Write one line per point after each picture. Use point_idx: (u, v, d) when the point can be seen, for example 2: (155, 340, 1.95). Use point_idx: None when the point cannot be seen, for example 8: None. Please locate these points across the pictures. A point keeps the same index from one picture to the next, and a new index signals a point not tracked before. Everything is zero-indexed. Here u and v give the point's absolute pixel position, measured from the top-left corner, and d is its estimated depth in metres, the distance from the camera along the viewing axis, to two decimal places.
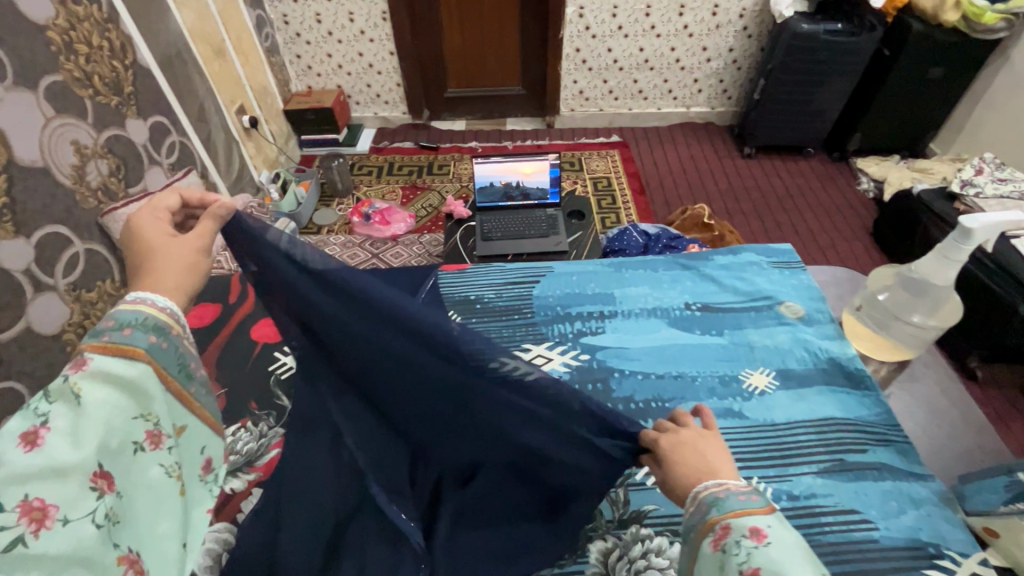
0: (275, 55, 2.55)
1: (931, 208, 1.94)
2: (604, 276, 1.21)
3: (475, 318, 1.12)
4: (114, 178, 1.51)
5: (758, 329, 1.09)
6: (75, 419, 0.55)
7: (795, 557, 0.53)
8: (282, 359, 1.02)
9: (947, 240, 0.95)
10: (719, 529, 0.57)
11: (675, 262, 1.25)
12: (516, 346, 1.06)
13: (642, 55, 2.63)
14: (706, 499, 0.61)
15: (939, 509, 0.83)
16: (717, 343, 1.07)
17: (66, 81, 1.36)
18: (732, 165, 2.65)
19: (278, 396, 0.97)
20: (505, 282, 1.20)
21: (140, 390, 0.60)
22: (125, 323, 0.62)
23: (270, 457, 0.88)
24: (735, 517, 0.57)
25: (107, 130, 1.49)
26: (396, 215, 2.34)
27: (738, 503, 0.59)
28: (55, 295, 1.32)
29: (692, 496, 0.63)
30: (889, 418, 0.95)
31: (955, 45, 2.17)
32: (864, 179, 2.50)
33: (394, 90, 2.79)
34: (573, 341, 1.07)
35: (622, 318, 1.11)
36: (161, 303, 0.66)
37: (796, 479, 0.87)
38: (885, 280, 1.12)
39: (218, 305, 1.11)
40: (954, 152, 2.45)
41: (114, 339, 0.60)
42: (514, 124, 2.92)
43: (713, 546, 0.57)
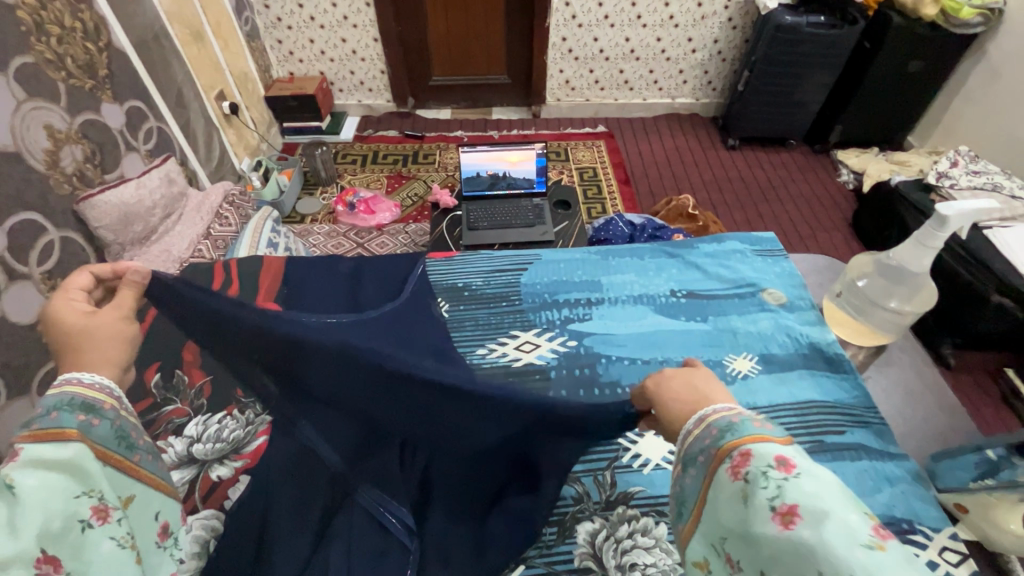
0: (255, 39, 2.49)
1: (908, 198, 1.98)
2: (591, 263, 1.22)
3: (463, 305, 1.12)
4: (89, 164, 1.47)
5: (742, 315, 1.11)
6: (8, 510, 0.49)
7: (830, 488, 0.49)
8: None
9: (922, 228, 0.97)
10: (738, 457, 0.54)
11: (662, 251, 1.26)
12: (504, 333, 1.06)
13: (628, 45, 2.63)
14: (720, 428, 0.59)
15: (912, 487, 0.86)
16: (701, 329, 1.08)
17: (37, 63, 1.31)
18: (716, 156, 2.67)
19: None
20: (493, 270, 1.20)
21: (77, 468, 0.53)
22: (48, 407, 0.56)
23: (258, 444, 0.90)
24: (754, 447, 0.55)
25: (81, 114, 1.45)
26: (381, 204, 2.32)
27: (756, 433, 0.57)
28: (30, 284, 1.29)
29: (699, 421, 0.62)
30: (866, 402, 0.98)
31: (934, 39, 2.21)
32: (844, 171, 2.54)
33: (378, 77, 2.75)
34: (561, 328, 1.07)
35: (609, 305, 1.12)
36: (91, 381, 0.61)
37: None
38: (864, 268, 1.15)
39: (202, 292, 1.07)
40: (931, 144, 2.51)
41: (42, 425, 0.55)
42: (500, 114, 2.90)
43: (732, 474, 0.55)
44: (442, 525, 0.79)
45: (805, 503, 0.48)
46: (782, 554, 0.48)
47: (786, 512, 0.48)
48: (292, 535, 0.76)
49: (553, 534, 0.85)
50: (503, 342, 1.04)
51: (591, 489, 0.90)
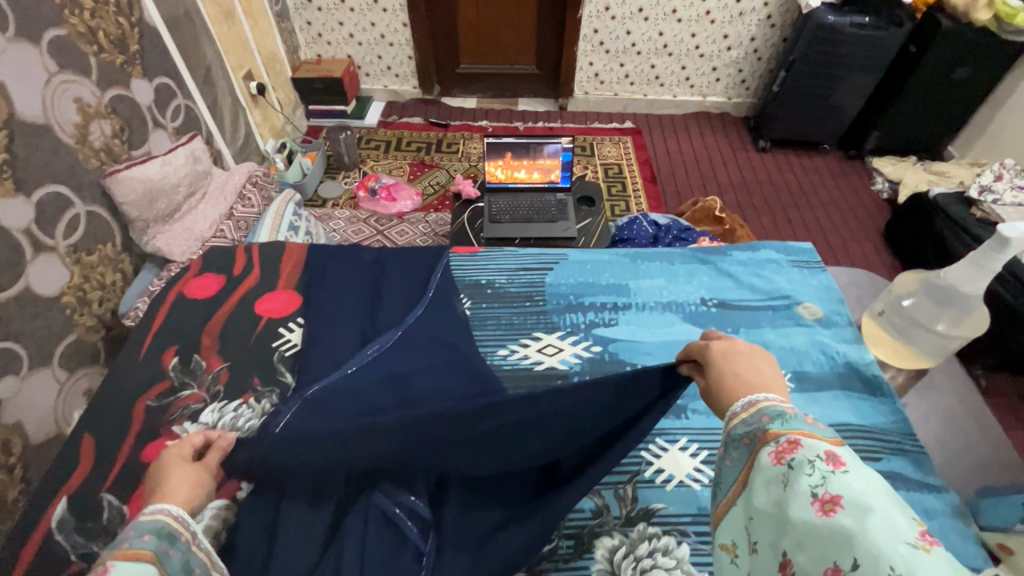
0: (284, 20, 2.48)
1: (947, 211, 1.91)
2: (619, 266, 1.19)
3: (485, 302, 1.09)
4: (117, 139, 1.47)
5: (775, 329, 1.07)
6: None
7: (879, 490, 0.48)
8: (287, 335, 0.97)
9: (982, 248, 0.93)
10: (784, 443, 0.54)
11: (692, 256, 1.22)
12: (527, 334, 1.04)
13: (661, 40, 2.56)
14: (770, 413, 0.58)
15: (953, 524, 0.82)
16: None
17: (70, 36, 1.31)
18: (746, 157, 2.60)
19: (283, 372, 0.92)
20: (515, 269, 1.17)
21: None
22: (142, 529, 0.57)
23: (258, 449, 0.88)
24: (804, 438, 0.54)
25: (111, 89, 1.45)
26: (403, 192, 2.31)
27: (807, 426, 0.56)
28: (55, 256, 1.30)
29: (750, 404, 0.61)
30: (903, 428, 0.94)
31: (984, 45, 2.11)
32: (879, 179, 2.45)
33: (405, 63, 2.72)
34: (585, 332, 1.04)
35: (636, 311, 1.09)
36: (175, 511, 0.61)
37: None
38: (910, 286, 1.10)
39: (222, 276, 1.07)
40: (973, 155, 2.41)
41: (132, 545, 0.55)
42: (526, 105, 2.86)
43: (775, 459, 0.54)
44: (458, 516, 0.79)
45: (850, 494, 0.47)
46: (812, 539, 0.47)
47: (826, 499, 0.48)
48: (307, 535, 0.76)
49: (569, 545, 0.83)
50: (524, 344, 1.01)
51: (612, 504, 0.87)
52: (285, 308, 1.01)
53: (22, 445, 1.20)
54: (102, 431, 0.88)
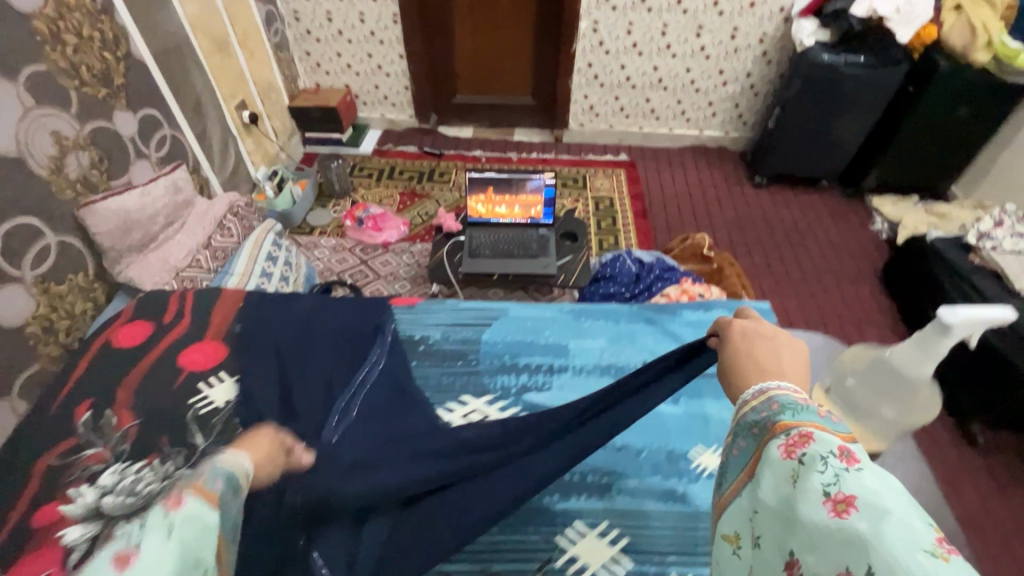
0: (283, 50, 2.53)
1: (944, 257, 1.85)
2: (560, 324, 1.15)
3: (415, 360, 1.07)
4: (95, 170, 1.49)
5: (716, 400, 1.05)
6: (161, 544, 0.47)
7: (896, 492, 0.43)
8: (206, 391, 0.97)
9: (925, 330, 0.88)
10: (795, 435, 0.50)
11: (640, 315, 1.19)
12: (453, 398, 1.00)
13: (655, 74, 2.55)
14: (782, 402, 0.55)
15: None
16: (672, 413, 1.04)
17: (50, 71, 1.34)
18: (740, 193, 2.55)
19: (194, 433, 0.92)
20: (452, 325, 1.15)
21: (210, 529, 0.52)
22: (216, 475, 0.58)
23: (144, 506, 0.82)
24: (816, 432, 0.50)
25: (92, 122, 1.47)
26: (390, 221, 2.30)
27: (819, 420, 0.53)
28: (21, 287, 1.30)
29: (764, 394, 0.58)
30: None
31: (984, 86, 2.06)
32: (879, 220, 2.39)
33: (401, 92, 2.75)
34: (514, 397, 1.00)
35: (572, 374, 1.04)
36: (241, 470, 0.62)
37: None
38: (856, 364, 1.04)
39: (153, 325, 1.12)
40: (978, 197, 2.33)
41: (206, 484, 0.55)
42: (521, 135, 2.86)
43: (784, 452, 0.51)
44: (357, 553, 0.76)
45: (863, 494, 0.43)
46: (824, 542, 0.42)
47: (840, 499, 0.43)
48: None
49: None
50: (450, 406, 0.98)
51: None
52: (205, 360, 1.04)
53: None
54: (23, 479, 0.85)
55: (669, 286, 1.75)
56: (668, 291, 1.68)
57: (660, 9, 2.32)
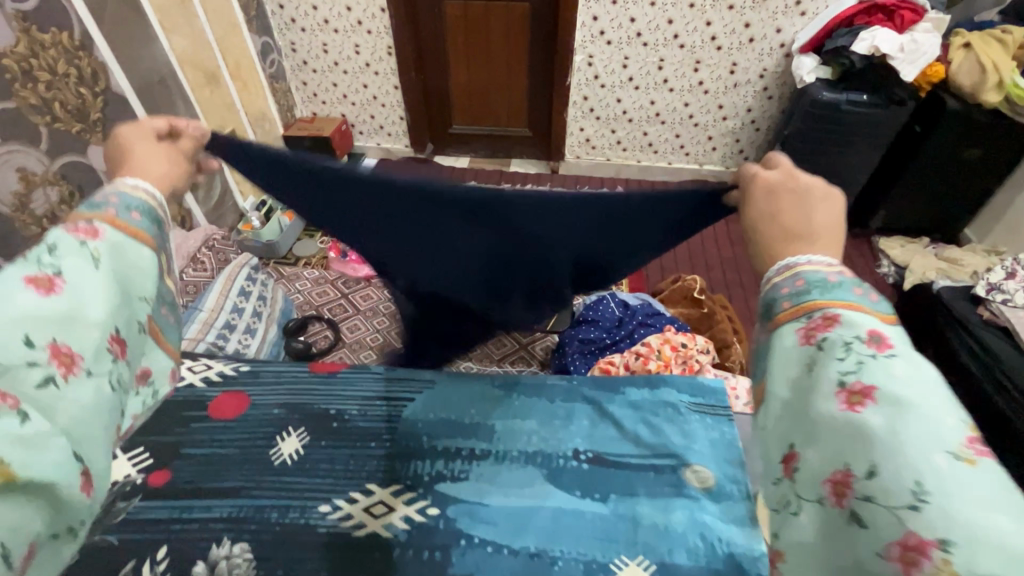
0: (279, 80, 2.54)
1: (952, 309, 1.72)
2: (488, 399, 1.05)
3: (325, 440, 1.00)
4: (64, 205, 1.48)
5: (651, 499, 0.92)
6: (83, 270, 0.59)
7: (920, 387, 0.48)
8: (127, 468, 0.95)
9: None
10: (819, 320, 0.54)
11: (577, 392, 1.09)
12: (357, 487, 0.93)
13: (653, 108, 2.50)
14: (808, 281, 0.56)
15: None
16: (596, 511, 0.90)
17: (19, 108, 1.33)
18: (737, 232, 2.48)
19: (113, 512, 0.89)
20: (366, 400, 1.06)
21: (141, 275, 0.66)
22: (132, 206, 0.67)
23: None
24: (847, 312, 0.53)
25: (63, 156, 1.46)
26: None
27: (852, 296, 0.55)
28: None
29: (784, 268, 0.59)
30: None
31: (996, 127, 1.95)
32: (885, 262, 2.24)
33: (397, 122, 2.75)
34: (426, 488, 0.92)
35: (493, 462, 0.96)
36: (151, 192, 0.70)
37: None
38: None
39: None
40: (992, 242, 2.20)
41: (122, 217, 0.65)
42: (517, 166, 2.81)
43: (804, 336, 0.54)
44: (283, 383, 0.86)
45: (884, 390, 0.48)
46: (833, 439, 0.49)
47: (855, 393, 0.49)
48: None
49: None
50: (352, 499, 0.91)
51: None
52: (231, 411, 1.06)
53: None
54: None
55: (652, 334, 1.67)
56: (649, 340, 1.59)
57: (656, 43, 2.27)
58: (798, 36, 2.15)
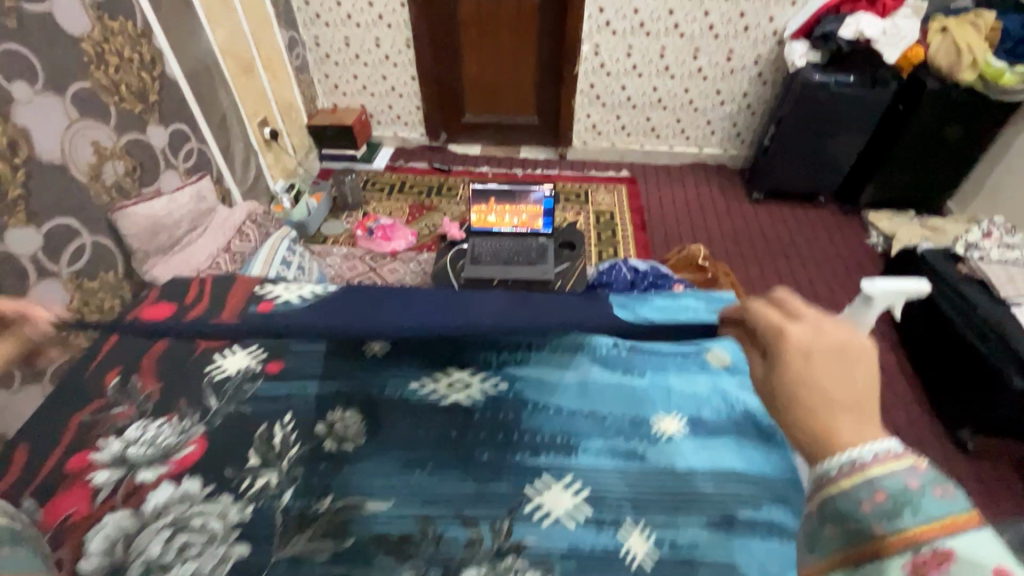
0: (304, 73, 2.71)
1: (936, 268, 1.85)
2: None
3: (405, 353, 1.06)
4: (128, 178, 1.62)
5: (681, 375, 1.02)
6: None
7: None
8: (220, 361, 1.04)
9: None
10: (927, 553, 0.37)
11: None
12: (438, 368, 1.03)
13: (655, 94, 2.67)
14: (890, 494, 0.39)
15: None
16: (637, 384, 1.00)
17: (94, 88, 1.49)
18: (739, 209, 2.62)
19: (207, 397, 0.98)
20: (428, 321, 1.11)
21: None
22: None
23: (187, 451, 0.91)
24: (953, 536, 0.37)
25: (127, 133, 1.61)
26: (398, 232, 2.40)
27: (950, 513, 0.38)
28: (57, 282, 1.42)
29: (845, 463, 0.42)
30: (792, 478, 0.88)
31: (972, 104, 2.12)
32: (874, 233, 2.44)
33: (413, 112, 2.91)
34: (496, 368, 1.02)
35: (549, 349, 1.05)
36: None
37: (683, 527, 0.81)
38: None
39: (177, 308, 1.12)
40: (972, 212, 2.38)
41: None
42: (527, 152, 2.97)
43: (908, 569, 0.37)
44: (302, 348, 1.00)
45: None
46: None
47: None
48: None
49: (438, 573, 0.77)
50: (437, 377, 1.01)
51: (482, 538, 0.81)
52: (220, 331, 1.08)
53: None
54: None
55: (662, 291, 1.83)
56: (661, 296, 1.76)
57: (658, 33, 2.45)
58: (789, 24, 2.33)
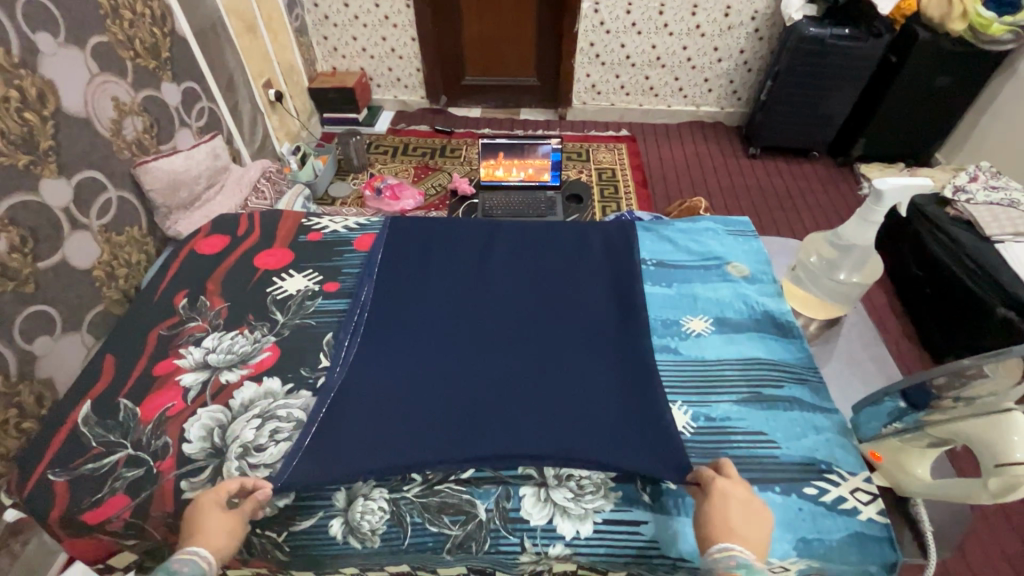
0: (303, 35, 2.69)
1: (924, 211, 1.93)
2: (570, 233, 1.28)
3: None
4: (147, 134, 1.64)
5: (705, 284, 1.16)
6: None
7: None
8: (279, 283, 1.17)
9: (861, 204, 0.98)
10: None
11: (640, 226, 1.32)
12: None
13: (654, 52, 2.70)
14: (737, 564, 0.68)
15: (837, 437, 0.90)
16: (665, 293, 1.15)
17: (111, 42, 1.50)
18: (736, 164, 2.69)
19: (272, 311, 1.11)
20: None
21: None
22: None
23: (261, 358, 1.03)
24: None
25: (144, 90, 1.63)
26: (406, 191, 2.44)
27: None
28: (88, 234, 1.44)
29: (724, 548, 0.70)
30: (810, 362, 1.01)
31: (962, 54, 2.20)
32: (866, 184, 2.52)
33: (413, 74, 2.92)
34: None
35: None
36: None
37: (715, 404, 0.95)
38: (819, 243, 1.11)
39: (228, 237, 1.29)
40: (959, 161, 2.48)
41: None
42: (527, 114, 3.00)
43: None
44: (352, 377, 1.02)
45: None
46: None
47: None
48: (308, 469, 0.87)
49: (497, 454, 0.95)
50: None
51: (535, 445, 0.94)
52: (276, 263, 1.22)
53: (52, 397, 1.32)
54: (118, 356, 1.07)
55: None
56: None
57: None
58: None
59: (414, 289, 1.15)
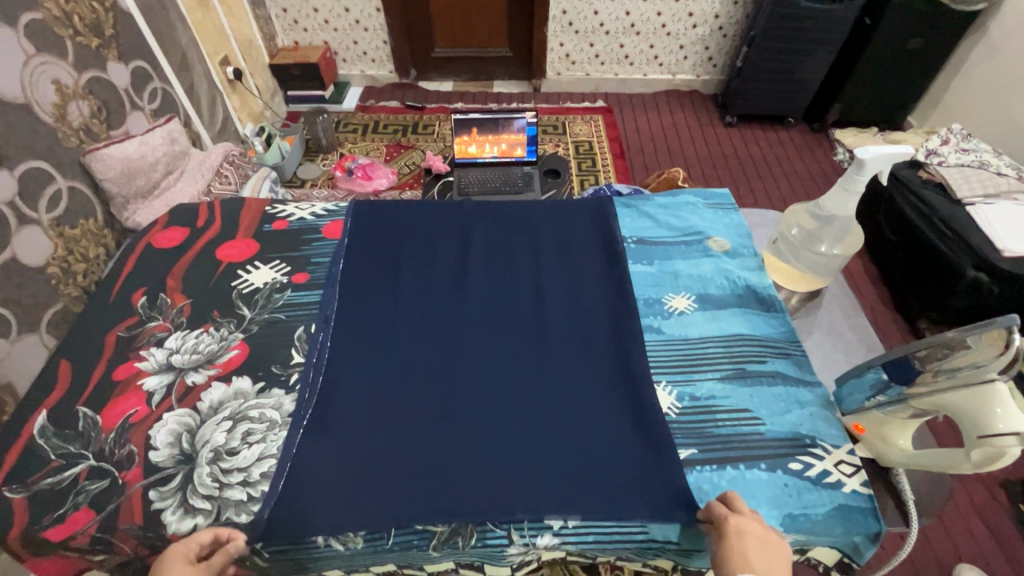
0: (260, 7, 2.55)
1: (897, 176, 1.95)
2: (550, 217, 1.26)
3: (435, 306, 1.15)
4: (95, 120, 1.54)
5: (685, 260, 1.15)
6: None
7: None
8: (246, 276, 1.12)
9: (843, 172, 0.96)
10: None
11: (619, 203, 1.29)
12: None
13: (628, 19, 2.63)
14: None
15: (820, 411, 0.91)
16: (645, 271, 1.13)
17: (45, 20, 1.38)
18: (712, 133, 2.67)
19: (239, 306, 1.07)
20: None
21: None
22: None
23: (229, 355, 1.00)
24: None
25: (87, 71, 1.52)
26: (378, 170, 2.36)
27: None
28: (38, 229, 1.35)
29: None
30: (791, 336, 1.01)
31: (935, 15, 2.19)
32: (841, 150, 2.53)
33: (380, 48, 2.80)
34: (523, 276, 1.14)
35: None
36: None
37: (699, 383, 0.95)
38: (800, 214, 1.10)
39: (189, 228, 1.22)
40: (931, 125, 2.50)
41: None
42: (500, 87, 2.92)
43: None
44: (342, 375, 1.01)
45: None
46: None
47: None
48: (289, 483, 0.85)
49: None
50: None
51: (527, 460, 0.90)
52: (241, 254, 1.16)
53: (13, 402, 1.25)
54: (77, 360, 1.01)
55: None
56: None
57: None
58: None
59: (392, 279, 1.12)
